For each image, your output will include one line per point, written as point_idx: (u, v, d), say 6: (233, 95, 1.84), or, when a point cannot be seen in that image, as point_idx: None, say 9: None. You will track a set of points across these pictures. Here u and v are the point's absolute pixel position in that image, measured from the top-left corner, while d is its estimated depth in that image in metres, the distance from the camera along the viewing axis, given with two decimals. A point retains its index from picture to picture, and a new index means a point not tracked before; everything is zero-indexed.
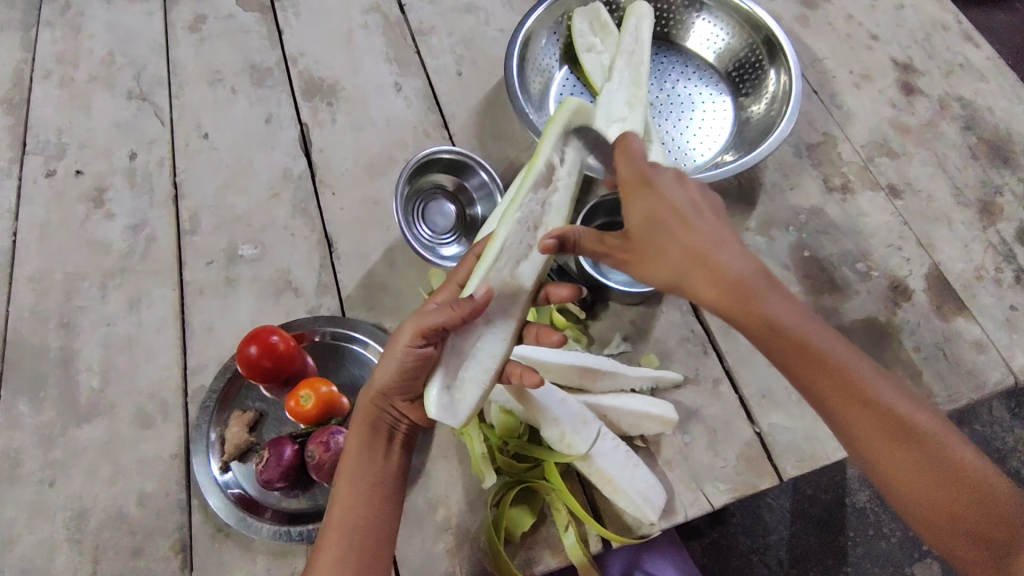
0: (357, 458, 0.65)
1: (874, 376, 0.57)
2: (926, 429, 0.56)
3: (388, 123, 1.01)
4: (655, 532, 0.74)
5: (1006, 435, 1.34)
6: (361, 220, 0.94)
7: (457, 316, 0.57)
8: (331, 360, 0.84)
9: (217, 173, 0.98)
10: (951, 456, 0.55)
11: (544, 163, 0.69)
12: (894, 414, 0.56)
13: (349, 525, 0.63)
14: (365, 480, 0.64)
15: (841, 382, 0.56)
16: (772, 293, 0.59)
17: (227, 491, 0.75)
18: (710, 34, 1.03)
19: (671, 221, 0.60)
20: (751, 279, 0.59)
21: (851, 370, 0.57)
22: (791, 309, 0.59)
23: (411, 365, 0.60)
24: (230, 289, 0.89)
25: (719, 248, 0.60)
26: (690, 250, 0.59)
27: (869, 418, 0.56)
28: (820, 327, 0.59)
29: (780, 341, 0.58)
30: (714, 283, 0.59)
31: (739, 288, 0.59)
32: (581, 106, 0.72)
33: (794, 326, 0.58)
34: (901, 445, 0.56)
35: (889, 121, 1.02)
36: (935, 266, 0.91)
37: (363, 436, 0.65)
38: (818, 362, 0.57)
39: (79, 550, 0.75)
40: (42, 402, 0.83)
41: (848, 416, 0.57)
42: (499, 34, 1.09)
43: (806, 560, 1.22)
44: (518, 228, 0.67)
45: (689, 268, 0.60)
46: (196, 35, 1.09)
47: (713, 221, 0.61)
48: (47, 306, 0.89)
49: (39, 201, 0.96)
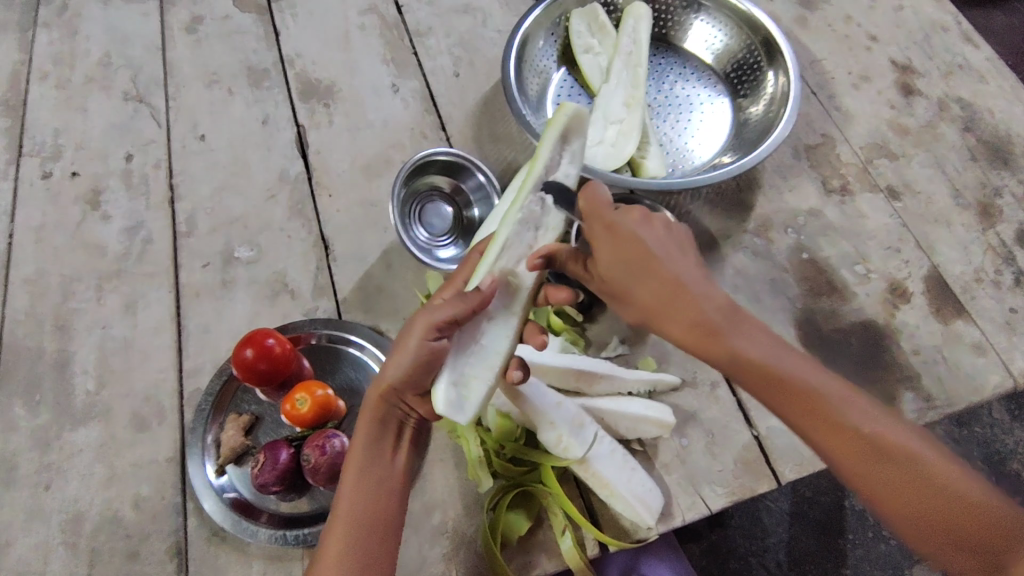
0: (367, 453, 0.63)
1: (846, 400, 0.57)
2: (905, 447, 0.55)
3: (385, 124, 1.01)
4: (652, 536, 0.74)
5: (1006, 437, 1.33)
6: (358, 222, 0.94)
7: (468, 305, 0.59)
8: (327, 362, 0.83)
9: (213, 175, 0.97)
10: (933, 473, 0.55)
11: (544, 166, 0.68)
12: (869, 438, 0.56)
13: (357, 519, 0.61)
14: (373, 476, 0.62)
15: (815, 410, 0.57)
16: (741, 326, 0.59)
17: (223, 495, 0.75)
18: (709, 35, 1.02)
19: (638, 258, 0.59)
20: (720, 312, 0.59)
21: (823, 394, 0.57)
22: (758, 341, 0.59)
23: (425, 358, 0.59)
24: (226, 291, 0.89)
25: (688, 284, 0.59)
26: (660, 288, 0.59)
27: (847, 443, 0.56)
28: (789, 355, 0.59)
29: (751, 373, 0.58)
30: (685, 320, 0.59)
31: (709, 322, 0.58)
32: (578, 109, 0.70)
33: (764, 357, 0.58)
34: (882, 466, 0.55)
35: (888, 123, 1.02)
36: (934, 268, 0.90)
37: (372, 430, 0.63)
38: (791, 392, 0.57)
39: (74, 553, 0.75)
40: (37, 404, 0.82)
41: (828, 443, 0.56)
42: (496, 35, 1.09)
43: (805, 562, 1.22)
44: (519, 229, 0.66)
45: (659, 304, 0.59)
46: (193, 36, 1.09)
47: (679, 255, 0.61)
48: (42, 309, 0.88)
49: (35, 203, 0.96)
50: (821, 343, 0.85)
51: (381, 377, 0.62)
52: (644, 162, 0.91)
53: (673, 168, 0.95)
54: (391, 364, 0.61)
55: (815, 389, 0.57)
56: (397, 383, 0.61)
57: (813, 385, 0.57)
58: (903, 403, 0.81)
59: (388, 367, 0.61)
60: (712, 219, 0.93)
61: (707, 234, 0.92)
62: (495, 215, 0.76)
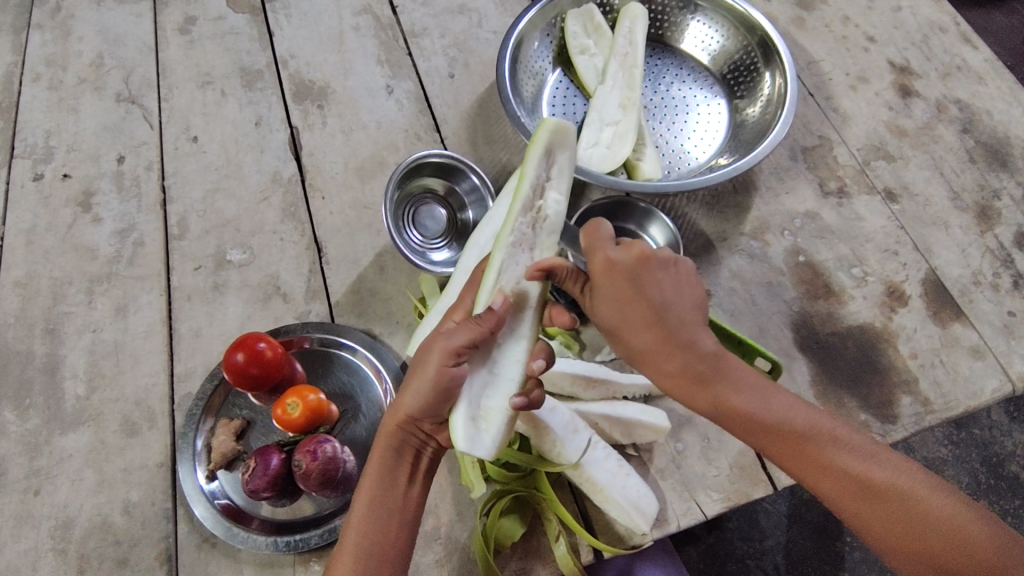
0: (379, 481, 0.62)
1: (835, 439, 0.58)
2: (888, 482, 0.56)
3: (379, 126, 1.00)
4: (646, 542, 0.73)
5: (1006, 439, 1.33)
6: (351, 225, 0.93)
7: (482, 330, 0.58)
8: (319, 367, 0.82)
9: (206, 176, 0.97)
10: (917, 507, 0.55)
11: (530, 187, 0.67)
12: (850, 474, 0.57)
13: (364, 550, 0.60)
14: (385, 505, 0.61)
15: (802, 453, 0.58)
16: (730, 372, 0.60)
17: (214, 501, 0.74)
18: (705, 36, 1.02)
19: (632, 308, 0.59)
20: (704, 358, 0.60)
21: (809, 433, 0.58)
22: (747, 386, 0.60)
23: (444, 388, 0.58)
24: (218, 295, 0.88)
25: (679, 330, 0.60)
26: (650, 333, 0.59)
27: (834, 481, 0.57)
28: (779, 394, 0.61)
29: (732, 418, 0.60)
30: (675, 368, 0.60)
31: (693, 368, 0.59)
32: (559, 125, 0.67)
33: (751, 402, 0.60)
34: (867, 504, 0.56)
35: (886, 124, 1.01)
36: (932, 271, 0.90)
37: (388, 458, 0.62)
38: (782, 436, 0.59)
39: (63, 560, 0.74)
40: (27, 408, 0.82)
41: (813, 483, 0.58)
42: (492, 36, 1.08)
43: (803, 565, 1.21)
44: (513, 250, 0.66)
45: (650, 349, 0.60)
46: (186, 37, 1.08)
47: (676, 299, 0.60)
48: (33, 313, 0.88)
49: (26, 205, 0.95)
50: (819, 346, 0.84)
51: (399, 407, 0.60)
52: (640, 164, 0.90)
53: (669, 170, 0.95)
54: (408, 392, 0.59)
55: (803, 429, 0.58)
56: (415, 412, 0.59)
57: (803, 424, 0.59)
58: (900, 408, 0.80)
59: (404, 395, 0.59)
60: (708, 221, 0.93)
61: (703, 238, 0.92)
62: (483, 231, 0.75)
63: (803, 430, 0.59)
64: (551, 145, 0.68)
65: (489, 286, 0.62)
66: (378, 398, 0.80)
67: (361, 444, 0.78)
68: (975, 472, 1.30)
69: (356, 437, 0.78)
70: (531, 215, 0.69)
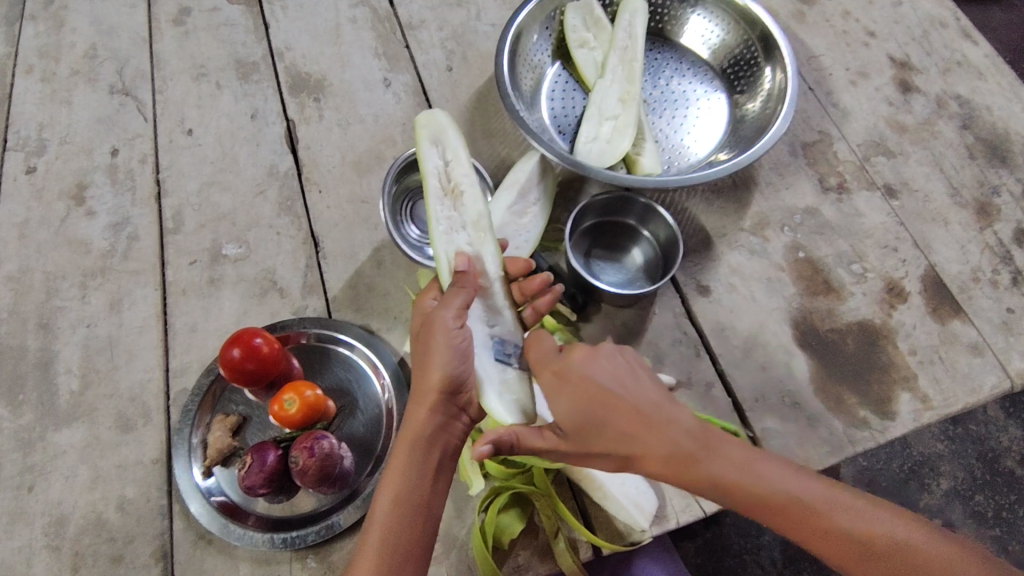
0: (408, 472, 0.60)
1: (828, 499, 0.56)
2: (887, 537, 0.54)
3: (376, 119, 0.99)
4: (645, 539, 0.73)
5: (1000, 435, 1.33)
6: (347, 219, 0.92)
7: (467, 290, 0.66)
8: (316, 362, 0.82)
9: (201, 170, 0.96)
10: (924, 559, 0.53)
11: (433, 178, 0.76)
12: (853, 537, 0.54)
13: (391, 545, 0.59)
14: (413, 499, 0.60)
15: (803, 525, 0.55)
16: (717, 446, 0.57)
17: (210, 498, 0.73)
18: (705, 30, 1.01)
19: (603, 400, 0.57)
20: (688, 440, 0.57)
21: (806, 500, 0.55)
22: (731, 456, 0.57)
23: (459, 348, 0.62)
24: (214, 290, 0.87)
25: (651, 411, 0.57)
26: (625, 419, 0.57)
27: (838, 547, 0.54)
28: (769, 460, 0.58)
29: (727, 493, 0.57)
30: (664, 452, 0.56)
31: (680, 451, 0.56)
32: (428, 113, 0.77)
33: (744, 474, 0.57)
34: (873, 564, 0.53)
35: (886, 120, 1.01)
36: (931, 267, 0.90)
37: (416, 449, 0.61)
38: (779, 505, 0.55)
39: (58, 557, 0.73)
40: (20, 404, 0.81)
41: (817, 550, 0.56)
42: (490, 29, 1.07)
43: (800, 559, 1.21)
44: (448, 236, 0.74)
45: (636, 438, 0.56)
46: (181, 29, 1.07)
47: (629, 383, 0.58)
48: (26, 307, 0.87)
49: (18, 198, 0.94)
50: (819, 344, 0.84)
51: (422, 391, 0.61)
52: (639, 159, 0.90)
53: (669, 165, 0.94)
54: (429, 373, 0.62)
55: (797, 496, 0.56)
56: (443, 386, 0.61)
57: (796, 491, 0.56)
58: (899, 404, 0.80)
59: (429, 373, 0.61)
60: (709, 216, 0.93)
61: (702, 233, 0.91)
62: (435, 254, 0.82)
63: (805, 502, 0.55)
64: (435, 133, 0.77)
65: (446, 267, 0.72)
66: (376, 394, 0.79)
67: (359, 440, 0.77)
68: (971, 468, 1.30)
69: (354, 432, 0.77)
70: (450, 199, 0.77)
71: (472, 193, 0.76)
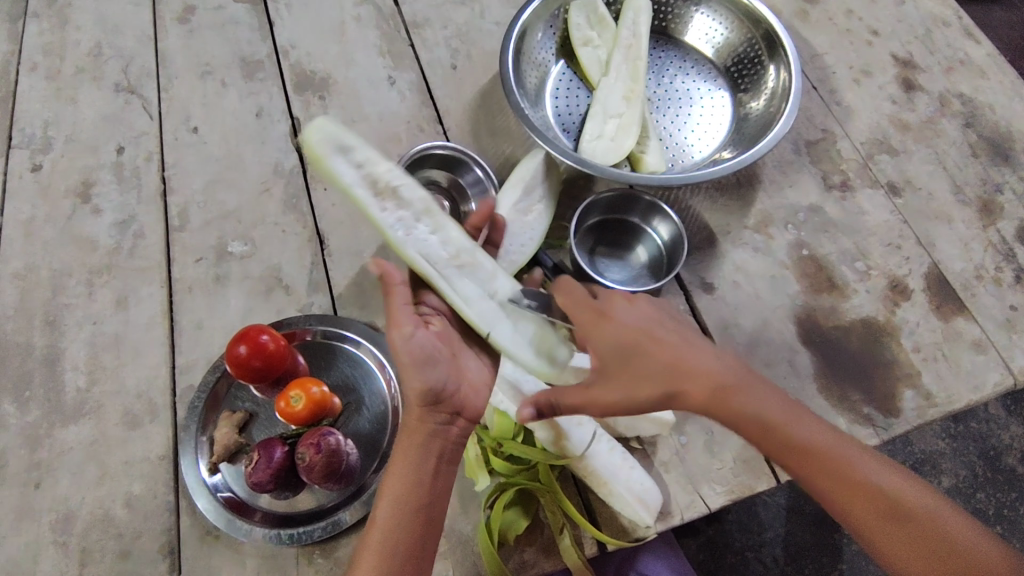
0: (403, 476, 0.63)
1: (848, 455, 0.63)
2: (898, 495, 0.62)
3: (381, 117, 0.99)
4: (650, 535, 0.73)
5: (1002, 433, 1.33)
6: (353, 217, 0.92)
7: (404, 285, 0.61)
8: (321, 359, 0.82)
9: (206, 167, 0.96)
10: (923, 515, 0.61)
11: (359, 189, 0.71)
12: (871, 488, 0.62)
13: (387, 547, 0.61)
14: (409, 502, 0.63)
15: (830, 472, 0.62)
16: (755, 387, 0.62)
17: (217, 494, 0.73)
18: (709, 28, 1.01)
19: (645, 342, 0.59)
20: (727, 378, 0.61)
21: (834, 453, 0.63)
22: (775, 396, 0.63)
23: (419, 353, 0.60)
24: (219, 287, 0.88)
25: (689, 349, 0.61)
26: (669, 361, 0.59)
27: (857, 496, 0.61)
28: (801, 412, 0.64)
29: (766, 433, 0.61)
30: (706, 386, 0.59)
31: (719, 390, 0.60)
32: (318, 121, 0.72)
33: (783, 418, 0.62)
34: (883, 513, 0.61)
35: (889, 118, 1.01)
36: (934, 265, 0.90)
37: (412, 454, 0.63)
38: (810, 452, 0.62)
39: (65, 553, 0.73)
40: (28, 401, 0.81)
41: (834, 497, 0.62)
42: (494, 27, 1.08)
43: (802, 557, 1.22)
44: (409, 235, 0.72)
45: (678, 373, 0.59)
46: (186, 27, 1.07)
47: (663, 321, 0.63)
48: (32, 304, 0.87)
49: (24, 196, 0.94)
50: (822, 341, 0.84)
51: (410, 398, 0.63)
52: (643, 157, 0.90)
53: (673, 163, 0.94)
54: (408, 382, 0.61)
55: (824, 446, 0.62)
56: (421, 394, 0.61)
57: (822, 441, 0.63)
58: (903, 401, 0.80)
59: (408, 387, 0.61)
60: (713, 214, 0.93)
61: (706, 231, 0.92)
62: None
63: (830, 446, 0.63)
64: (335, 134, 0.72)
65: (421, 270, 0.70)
66: (382, 390, 0.80)
67: (365, 436, 0.77)
68: (972, 466, 1.31)
69: (360, 429, 0.78)
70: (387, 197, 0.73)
71: (404, 181, 0.72)
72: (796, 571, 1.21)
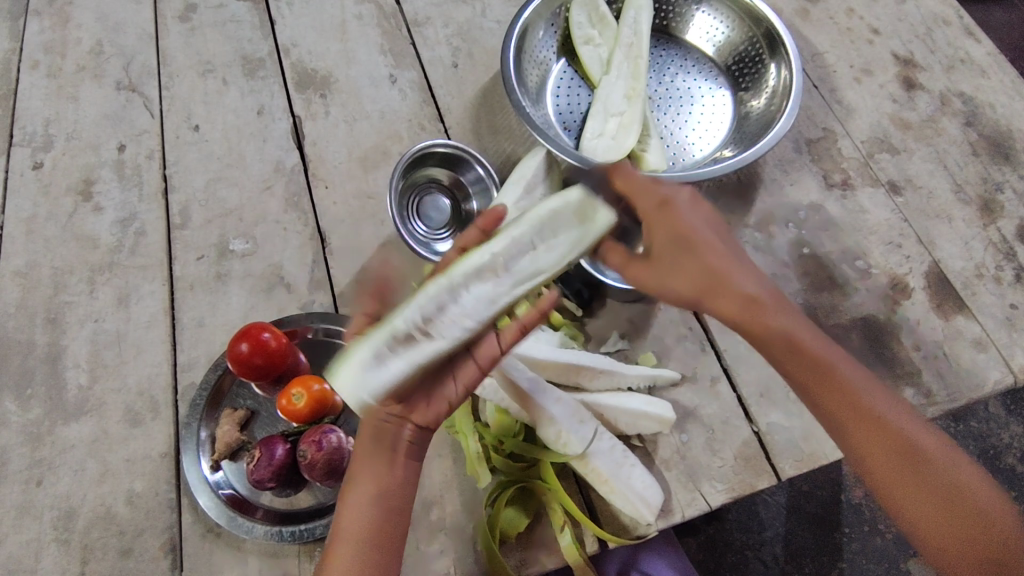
0: (362, 465, 0.59)
1: (875, 395, 0.61)
2: (920, 445, 0.59)
3: (382, 116, 1.00)
4: (651, 533, 0.73)
5: (1001, 432, 1.34)
6: (354, 215, 0.92)
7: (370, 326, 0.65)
8: (323, 357, 0.82)
9: (207, 166, 0.96)
10: (941, 470, 0.59)
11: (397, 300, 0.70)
12: (891, 430, 0.59)
13: (348, 540, 0.58)
14: (367, 493, 0.58)
15: (852, 406, 0.60)
16: (790, 313, 0.62)
17: (218, 491, 0.73)
18: (710, 26, 1.01)
19: (694, 246, 0.61)
20: (764, 297, 0.61)
21: (860, 391, 0.61)
22: (810, 330, 0.62)
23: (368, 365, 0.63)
24: (221, 285, 0.88)
25: (731, 265, 0.61)
26: (709, 269, 0.60)
27: (875, 436, 0.59)
28: (833, 349, 0.62)
29: (795, 355, 0.61)
30: (739, 299, 0.60)
31: (753, 306, 0.60)
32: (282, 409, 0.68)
33: (813, 345, 0.61)
34: (900, 460, 0.59)
35: (890, 117, 1.01)
36: (934, 264, 0.90)
37: (369, 443, 0.60)
38: (833, 382, 0.60)
39: (67, 550, 0.73)
40: (29, 399, 0.81)
41: (854, 433, 0.60)
42: (495, 26, 1.08)
43: (801, 556, 1.22)
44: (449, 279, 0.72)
45: (717, 279, 0.60)
46: (187, 25, 1.07)
47: (712, 231, 0.62)
48: (34, 302, 0.87)
49: (25, 194, 0.94)
50: None
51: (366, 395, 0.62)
52: (645, 155, 0.90)
53: (674, 161, 0.94)
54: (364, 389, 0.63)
55: (853, 383, 0.61)
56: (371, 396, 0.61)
57: (847, 376, 0.61)
58: (903, 399, 0.80)
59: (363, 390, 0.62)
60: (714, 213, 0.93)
61: None
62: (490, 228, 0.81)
63: (862, 390, 0.61)
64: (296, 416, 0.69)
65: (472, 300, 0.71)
66: None
67: None
68: None
69: (361, 427, 0.78)
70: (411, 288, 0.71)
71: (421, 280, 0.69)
72: (796, 570, 1.21)
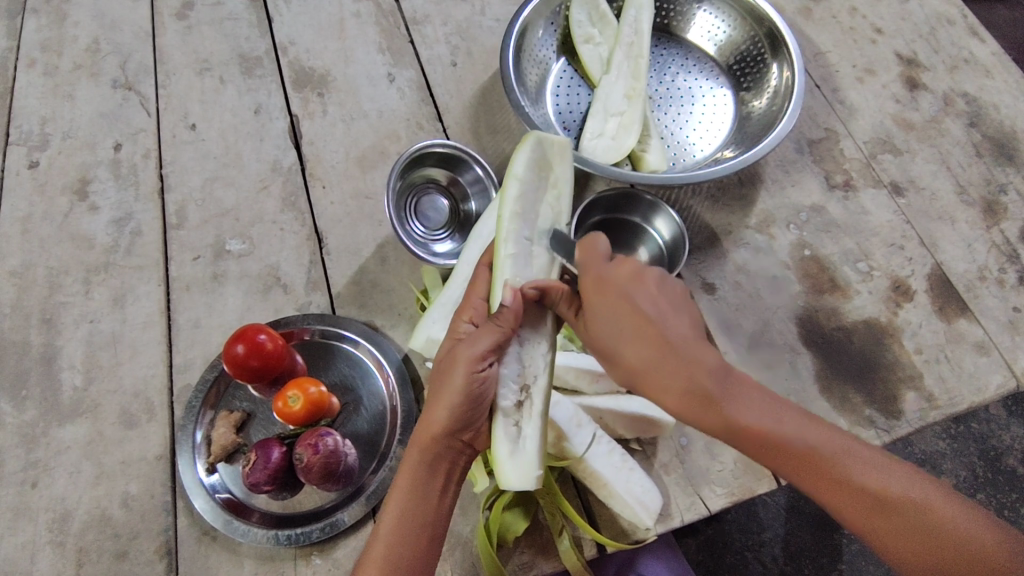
0: (411, 490, 0.60)
1: (844, 454, 0.53)
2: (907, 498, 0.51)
3: (380, 115, 0.99)
4: (650, 537, 0.73)
5: (1003, 433, 1.33)
6: (351, 215, 0.92)
7: (502, 330, 0.59)
8: (319, 359, 0.81)
9: (204, 165, 0.95)
10: (940, 523, 0.50)
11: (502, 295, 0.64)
12: (870, 492, 0.51)
13: (394, 563, 0.58)
14: (416, 518, 0.60)
15: (819, 474, 0.52)
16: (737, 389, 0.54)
17: (214, 495, 0.73)
18: (711, 25, 1.00)
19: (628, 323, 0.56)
20: (708, 379, 0.54)
21: (827, 452, 0.52)
22: (757, 404, 0.54)
23: (473, 396, 0.59)
24: (217, 286, 0.87)
25: (670, 342, 0.55)
26: (645, 348, 0.56)
27: (850, 502, 0.51)
28: (789, 410, 0.54)
29: (744, 439, 0.53)
30: (676, 385, 0.54)
31: (698, 392, 0.54)
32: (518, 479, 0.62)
33: (762, 417, 0.53)
34: (885, 523, 0.50)
35: (892, 117, 1.00)
36: (937, 266, 0.89)
37: (420, 471, 0.60)
38: (800, 459, 0.52)
39: (62, 553, 0.73)
40: (23, 401, 0.81)
41: (830, 503, 0.52)
42: (495, 24, 1.07)
43: (801, 557, 1.21)
44: (516, 263, 0.67)
45: (649, 363, 0.56)
46: (184, 23, 1.06)
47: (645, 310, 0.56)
48: (28, 303, 0.86)
49: (21, 193, 0.93)
50: (824, 342, 0.84)
51: (430, 421, 0.59)
52: (645, 155, 0.90)
53: (674, 162, 0.93)
54: (433, 414, 0.59)
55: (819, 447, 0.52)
56: (448, 425, 0.59)
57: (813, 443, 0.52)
58: (904, 403, 0.80)
59: (431, 421, 0.59)
60: (714, 214, 0.92)
61: (708, 231, 0.91)
62: (486, 215, 0.79)
63: (827, 455, 0.52)
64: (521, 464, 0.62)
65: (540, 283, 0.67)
66: (380, 390, 0.79)
67: (364, 437, 0.77)
68: (973, 467, 1.30)
69: (358, 429, 0.77)
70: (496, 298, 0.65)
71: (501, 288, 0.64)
72: (795, 571, 1.21)
